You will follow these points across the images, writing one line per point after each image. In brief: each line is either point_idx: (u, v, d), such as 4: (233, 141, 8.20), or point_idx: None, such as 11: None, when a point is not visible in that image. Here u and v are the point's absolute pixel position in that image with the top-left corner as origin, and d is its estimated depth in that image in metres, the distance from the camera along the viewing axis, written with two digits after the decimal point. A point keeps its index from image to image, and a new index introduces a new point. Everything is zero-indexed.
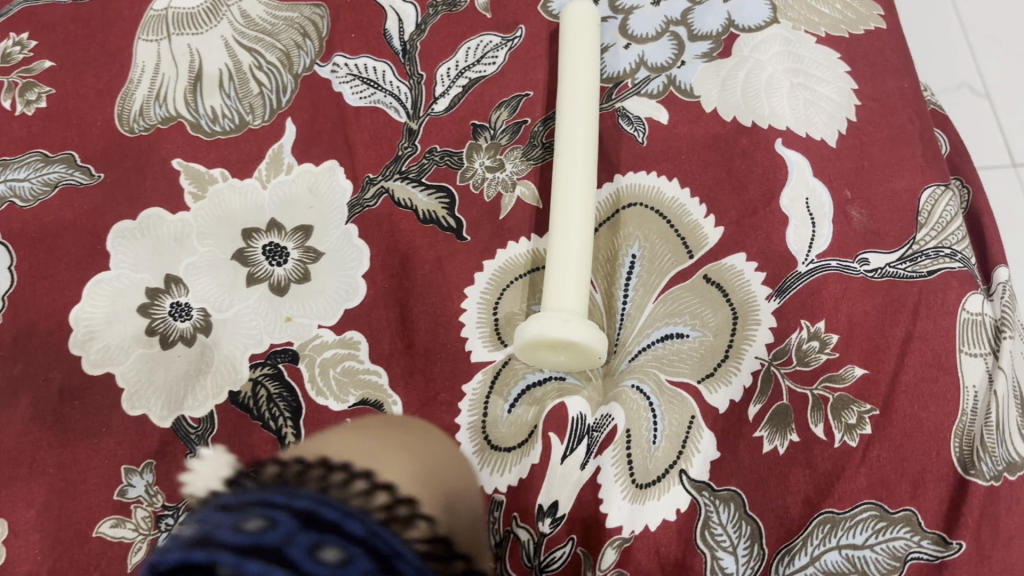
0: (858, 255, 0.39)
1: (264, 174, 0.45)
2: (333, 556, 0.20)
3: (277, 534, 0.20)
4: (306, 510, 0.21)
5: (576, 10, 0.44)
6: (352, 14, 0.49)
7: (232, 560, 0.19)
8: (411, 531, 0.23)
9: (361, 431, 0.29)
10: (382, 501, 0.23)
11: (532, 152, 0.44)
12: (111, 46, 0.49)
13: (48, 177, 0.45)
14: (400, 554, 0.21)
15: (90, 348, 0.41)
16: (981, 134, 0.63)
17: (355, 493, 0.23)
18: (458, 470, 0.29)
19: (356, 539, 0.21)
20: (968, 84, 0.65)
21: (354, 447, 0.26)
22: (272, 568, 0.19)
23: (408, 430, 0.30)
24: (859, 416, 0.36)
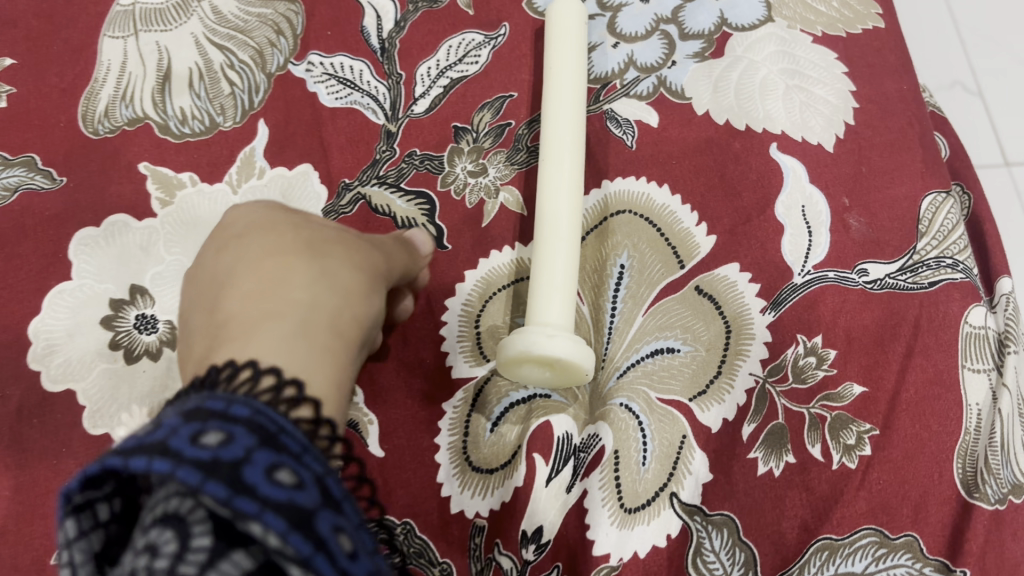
0: (857, 266, 0.38)
1: (234, 178, 0.43)
2: (216, 440, 0.20)
3: (162, 431, 0.20)
4: (192, 406, 0.21)
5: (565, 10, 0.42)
6: (329, 10, 0.46)
7: (118, 462, 0.19)
8: (299, 411, 0.23)
9: (244, 277, 0.28)
10: (266, 386, 0.23)
11: (515, 156, 0.42)
12: (75, 42, 0.46)
13: (7, 181, 0.42)
14: (287, 431, 0.21)
15: (50, 363, 0.39)
16: (975, 133, 0.62)
17: (239, 382, 0.23)
18: (346, 284, 0.29)
19: (241, 420, 0.21)
20: (962, 82, 0.63)
21: (237, 325, 0.26)
22: (156, 460, 0.19)
23: (290, 248, 0.29)
24: (858, 437, 0.34)
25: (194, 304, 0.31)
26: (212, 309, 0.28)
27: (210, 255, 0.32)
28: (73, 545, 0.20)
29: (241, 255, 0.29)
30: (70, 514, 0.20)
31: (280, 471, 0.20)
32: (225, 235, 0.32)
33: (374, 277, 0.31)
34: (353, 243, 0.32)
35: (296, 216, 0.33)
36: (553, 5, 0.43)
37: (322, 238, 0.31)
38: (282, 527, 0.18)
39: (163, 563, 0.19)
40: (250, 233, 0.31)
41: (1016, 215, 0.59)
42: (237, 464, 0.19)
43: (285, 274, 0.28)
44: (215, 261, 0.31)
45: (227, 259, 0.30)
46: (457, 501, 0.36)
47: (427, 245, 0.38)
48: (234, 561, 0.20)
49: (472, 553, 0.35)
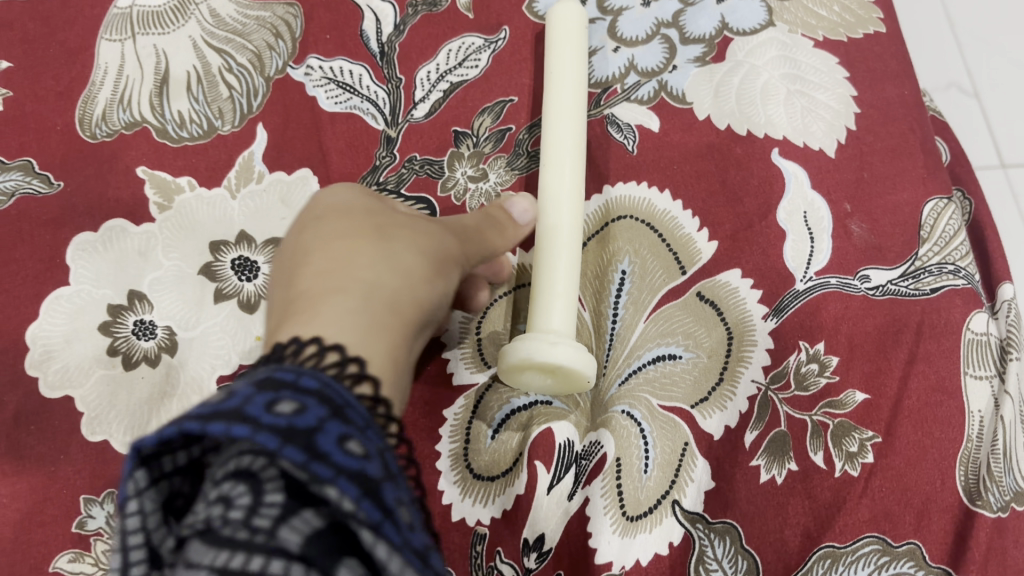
0: (858, 272, 0.37)
1: (233, 183, 0.42)
2: (290, 408, 0.20)
3: (235, 399, 0.20)
4: (259, 377, 0.21)
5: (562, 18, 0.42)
6: (327, 12, 0.46)
7: (196, 427, 0.19)
8: (359, 388, 0.23)
9: (313, 255, 0.28)
10: (331, 360, 0.23)
11: (516, 161, 0.42)
12: (72, 45, 0.46)
13: (4, 186, 0.42)
14: (352, 404, 0.22)
15: (48, 369, 0.39)
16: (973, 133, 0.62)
17: (305, 356, 0.23)
18: (411, 265, 0.28)
19: (311, 391, 0.21)
20: (958, 83, 0.63)
21: (304, 300, 0.26)
22: (235, 425, 0.19)
23: (361, 232, 0.29)
24: (861, 444, 0.34)
25: (274, 280, 0.31)
26: (284, 286, 0.28)
27: (290, 233, 0.32)
28: (142, 495, 0.20)
29: (315, 236, 0.29)
30: (139, 465, 0.20)
31: (350, 441, 0.20)
32: (302, 215, 0.33)
33: (444, 261, 0.31)
34: (427, 227, 0.32)
35: (371, 199, 0.33)
36: (553, 10, 0.43)
37: (396, 221, 0.31)
38: (355, 493, 0.19)
39: (238, 515, 0.19)
40: (327, 214, 0.31)
41: (1011, 217, 0.59)
42: (311, 432, 0.19)
43: (346, 249, 0.28)
44: (292, 240, 0.31)
45: (304, 236, 0.30)
46: (457, 509, 0.36)
47: (527, 216, 0.38)
48: (304, 519, 0.20)
49: (473, 562, 0.35)
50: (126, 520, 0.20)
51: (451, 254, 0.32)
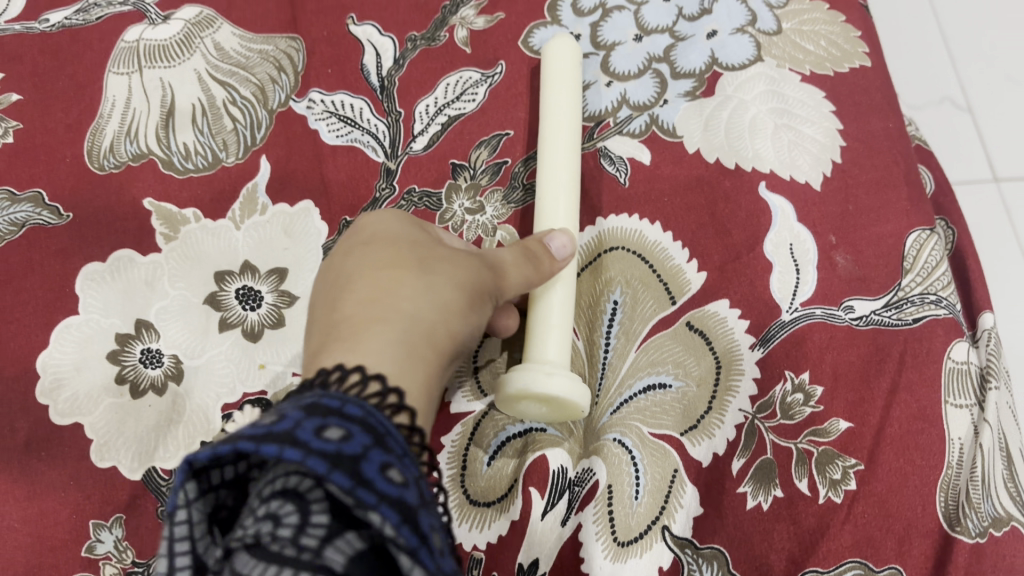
0: (843, 303, 0.39)
1: (237, 215, 0.44)
2: (338, 434, 0.21)
3: (286, 422, 0.21)
4: (308, 401, 0.23)
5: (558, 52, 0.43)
6: (329, 47, 0.48)
7: (249, 447, 0.20)
8: (398, 418, 0.24)
9: (358, 281, 0.29)
10: (373, 390, 0.24)
11: (512, 194, 0.43)
12: (80, 78, 0.47)
13: (15, 217, 0.43)
14: (393, 432, 0.23)
15: (58, 397, 0.40)
16: (964, 151, 0.63)
17: (348, 385, 0.24)
18: (449, 300, 0.30)
19: (356, 418, 0.22)
20: (951, 98, 0.65)
21: (347, 326, 0.27)
22: (287, 449, 0.20)
23: (405, 262, 0.30)
24: (844, 471, 0.35)
25: (316, 299, 0.32)
26: (328, 305, 0.30)
27: (335, 255, 0.33)
28: (191, 505, 0.22)
29: (361, 262, 0.31)
30: (190, 478, 0.22)
31: (392, 469, 0.21)
32: (348, 239, 0.34)
33: (481, 292, 0.32)
34: (466, 258, 0.33)
35: (414, 227, 0.34)
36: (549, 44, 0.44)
37: (437, 252, 0.32)
38: (397, 520, 0.20)
39: (287, 533, 0.22)
40: (372, 240, 0.32)
41: (1002, 237, 0.60)
42: (357, 459, 0.21)
43: (388, 280, 0.29)
44: (337, 262, 0.32)
45: (349, 261, 0.31)
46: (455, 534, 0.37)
47: (565, 252, 0.37)
48: (348, 540, 0.22)
49: None
50: (174, 528, 0.22)
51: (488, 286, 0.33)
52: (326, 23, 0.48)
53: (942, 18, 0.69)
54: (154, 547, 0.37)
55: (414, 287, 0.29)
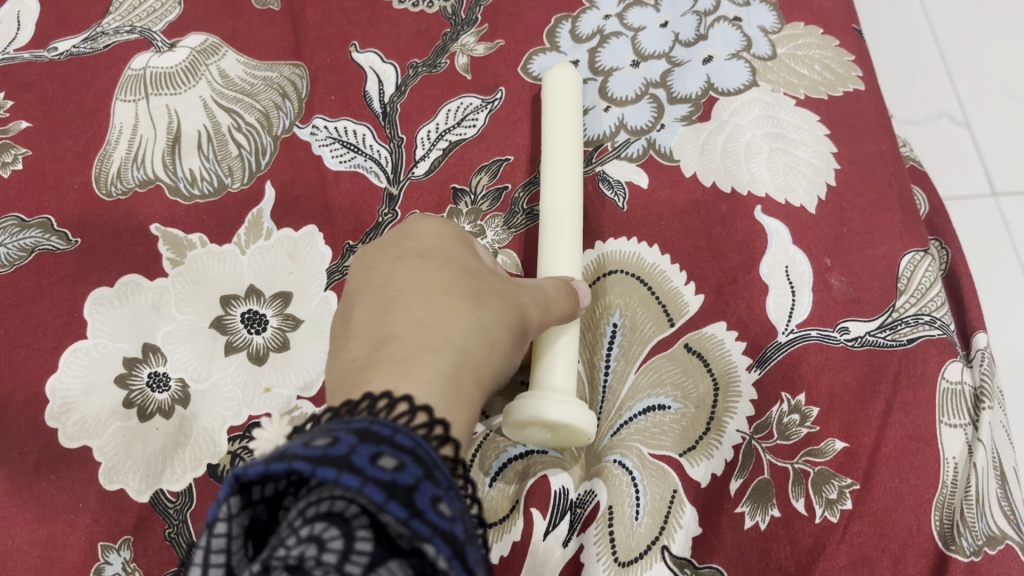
0: (838, 324, 0.39)
1: (243, 240, 0.44)
2: (391, 464, 0.20)
3: (341, 447, 0.20)
4: (358, 426, 0.22)
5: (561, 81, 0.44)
6: (332, 74, 0.48)
7: (307, 468, 0.19)
8: (443, 449, 0.23)
9: (410, 298, 0.28)
10: (421, 421, 0.23)
11: (513, 219, 0.44)
12: (87, 106, 0.48)
13: (24, 243, 0.44)
14: (440, 464, 0.22)
15: (67, 420, 0.41)
16: (963, 165, 0.64)
17: (397, 413, 0.23)
18: (496, 338, 0.29)
19: (406, 448, 0.21)
20: (949, 112, 0.66)
21: (396, 348, 0.26)
22: (345, 474, 0.20)
23: (459, 290, 0.29)
24: (840, 491, 0.36)
25: (353, 300, 0.30)
26: (374, 315, 0.28)
27: (378, 257, 0.32)
28: (232, 519, 0.21)
29: (413, 276, 0.29)
30: (235, 492, 0.20)
31: (443, 502, 0.21)
32: (393, 244, 0.32)
33: (522, 324, 0.31)
34: (510, 287, 0.32)
35: (462, 243, 0.33)
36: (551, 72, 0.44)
37: (487, 279, 0.31)
38: (450, 553, 0.20)
39: (332, 558, 0.20)
40: (425, 252, 0.31)
41: (1000, 251, 0.61)
42: (412, 489, 0.20)
43: (443, 306, 0.28)
44: (385, 265, 0.31)
45: (399, 270, 0.30)
46: None
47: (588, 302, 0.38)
48: (390, 570, 0.20)
49: None
50: (210, 540, 0.20)
51: (528, 313, 0.32)
52: (329, 51, 0.49)
53: (939, 36, 0.70)
54: (161, 567, 0.38)
55: (466, 319, 0.28)
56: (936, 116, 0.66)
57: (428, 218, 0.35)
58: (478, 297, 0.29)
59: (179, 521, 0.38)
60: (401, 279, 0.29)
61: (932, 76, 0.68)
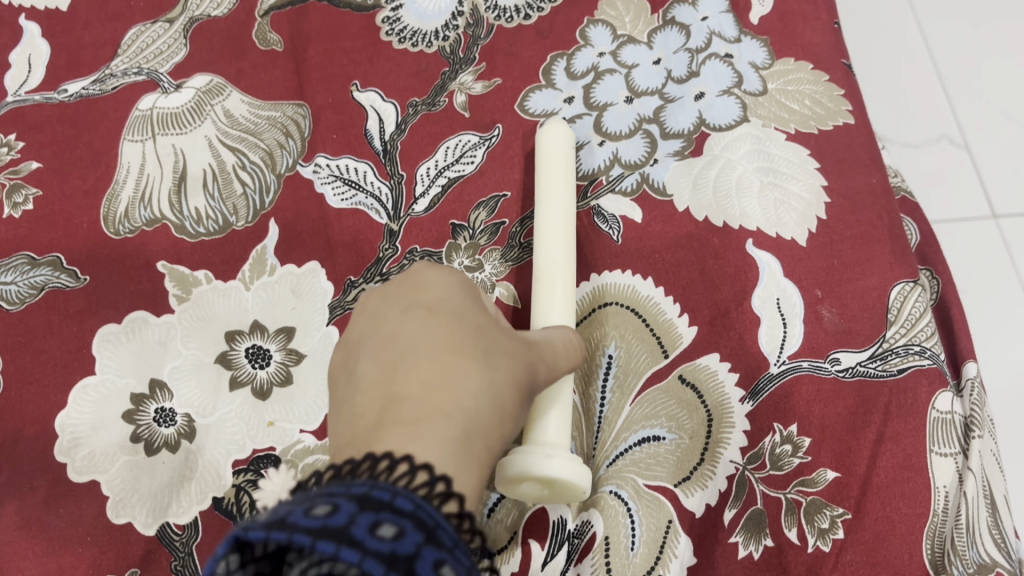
0: (829, 355, 0.40)
1: (247, 276, 0.45)
2: (390, 532, 0.21)
3: (342, 516, 0.21)
4: (359, 489, 0.23)
5: (555, 134, 0.45)
6: (334, 113, 0.50)
7: (306, 541, 0.20)
8: (447, 506, 0.24)
9: (419, 356, 0.28)
10: (421, 479, 0.24)
11: (510, 253, 0.45)
12: (96, 145, 0.49)
13: (34, 281, 0.45)
14: (442, 523, 0.23)
15: (76, 455, 0.42)
16: (964, 187, 0.65)
17: (396, 475, 0.24)
18: (506, 397, 0.29)
19: (407, 512, 0.22)
20: (950, 136, 0.68)
21: (407, 411, 0.26)
22: (345, 548, 0.20)
23: (468, 347, 0.29)
24: (832, 520, 0.37)
25: (360, 349, 0.31)
26: (384, 370, 0.28)
27: (384, 306, 0.32)
28: None
29: (421, 330, 0.29)
30: (234, 551, 0.21)
31: (442, 567, 0.22)
32: (399, 290, 0.32)
33: (530, 376, 0.32)
34: (516, 339, 0.32)
35: (468, 290, 0.33)
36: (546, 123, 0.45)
37: (494, 331, 0.31)
38: None
39: None
40: (434, 302, 0.31)
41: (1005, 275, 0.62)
42: (412, 559, 0.21)
43: (453, 367, 0.28)
44: (392, 314, 0.31)
45: (406, 321, 0.30)
46: None
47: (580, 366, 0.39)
48: None
49: None
50: None
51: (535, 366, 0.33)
52: (331, 89, 0.51)
53: (939, 62, 0.71)
54: None
55: (476, 380, 0.28)
56: (935, 138, 0.68)
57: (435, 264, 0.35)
58: (488, 353, 0.29)
59: (185, 554, 0.40)
60: (409, 332, 0.29)
61: (931, 99, 0.69)
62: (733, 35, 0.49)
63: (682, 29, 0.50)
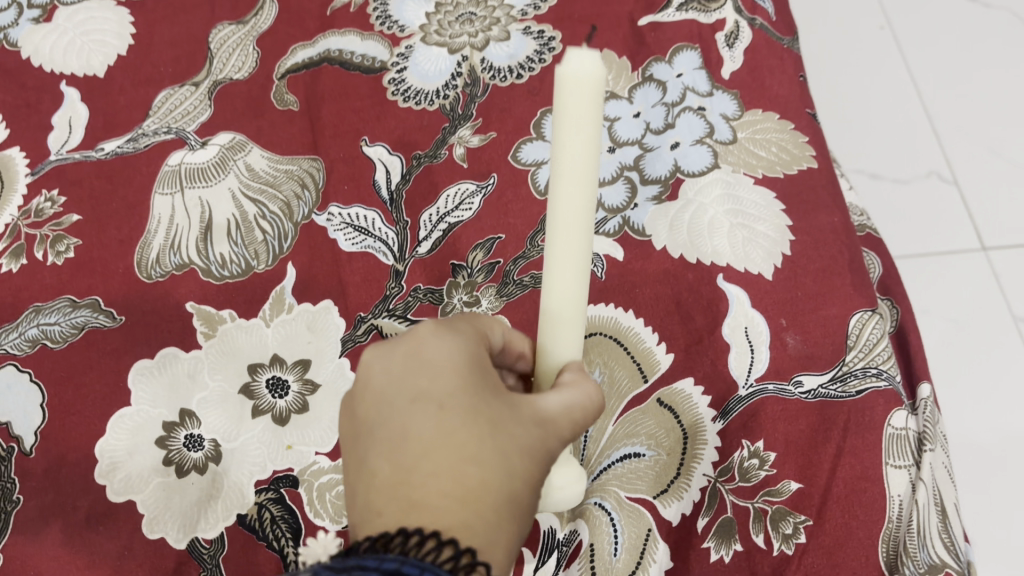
0: (793, 378, 0.44)
1: (267, 314, 0.50)
2: None
3: None
4: (391, 565, 0.24)
5: (575, 102, 0.30)
6: (345, 166, 0.55)
7: None
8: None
9: (433, 454, 0.28)
10: (448, 555, 0.26)
11: (504, 289, 0.50)
12: (131, 199, 0.54)
13: (76, 321, 0.50)
14: None
15: (113, 477, 0.46)
16: (955, 219, 0.85)
17: (425, 551, 0.26)
18: (523, 485, 0.29)
19: None
20: (939, 173, 0.89)
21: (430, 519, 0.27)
22: None
23: (482, 444, 0.29)
24: (795, 526, 0.41)
25: (370, 437, 0.30)
26: (399, 472, 0.28)
27: (390, 382, 0.31)
28: None
29: (432, 421, 0.29)
30: None
31: None
32: (405, 371, 0.31)
33: (550, 442, 0.31)
34: (534, 410, 0.31)
35: (478, 365, 0.31)
36: (566, 72, 0.30)
37: (508, 410, 0.30)
38: None
39: None
40: (441, 384, 0.30)
41: (992, 296, 0.80)
42: None
43: (470, 463, 0.28)
44: (400, 400, 0.30)
45: (415, 412, 0.29)
46: None
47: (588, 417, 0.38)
48: None
49: None
50: None
51: (558, 429, 0.32)
52: (342, 145, 0.56)
53: (935, 117, 0.94)
54: None
55: (492, 474, 0.28)
56: (926, 176, 0.89)
57: (439, 322, 0.33)
58: (503, 435, 0.29)
59: (213, 565, 0.44)
60: (419, 421, 0.29)
61: (926, 144, 0.92)
62: (706, 90, 0.54)
63: (659, 85, 0.55)
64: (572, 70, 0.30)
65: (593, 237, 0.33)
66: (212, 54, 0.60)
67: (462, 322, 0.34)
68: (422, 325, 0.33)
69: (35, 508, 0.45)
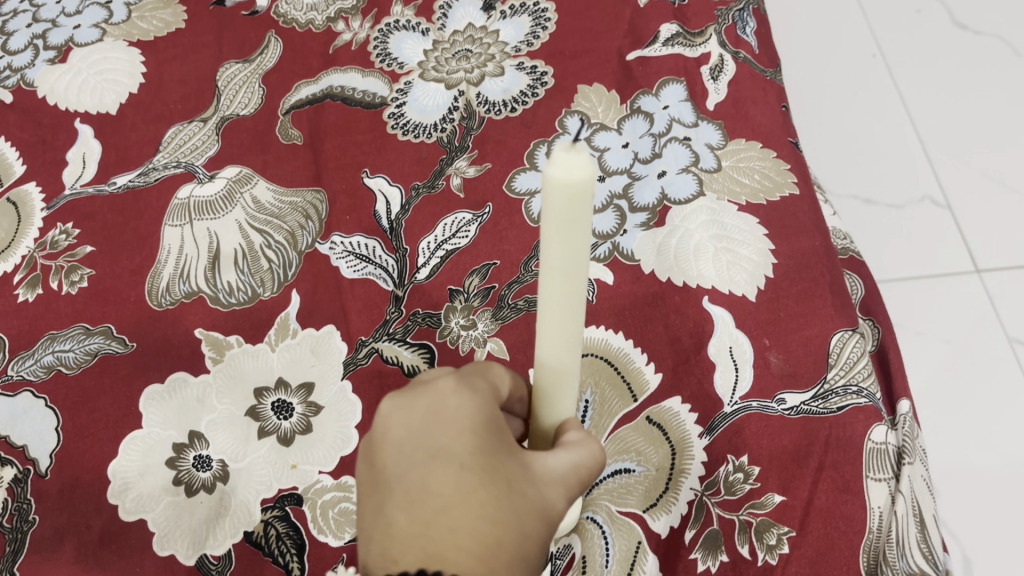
0: (776, 396, 0.46)
1: (273, 339, 0.52)
2: None
3: None
4: None
5: (562, 207, 0.28)
6: (347, 197, 0.57)
7: None
8: None
9: (452, 511, 0.29)
10: None
11: (499, 312, 0.52)
12: (142, 231, 0.57)
13: (89, 348, 0.52)
14: None
15: (125, 497, 0.48)
16: (949, 242, 0.87)
17: None
18: (533, 539, 0.31)
19: None
20: (932, 198, 0.91)
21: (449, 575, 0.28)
22: None
23: (498, 503, 0.30)
24: (778, 537, 0.42)
25: (388, 484, 0.31)
26: (418, 524, 0.29)
27: (409, 435, 0.31)
28: None
29: (451, 479, 0.30)
30: None
31: None
32: (425, 426, 0.31)
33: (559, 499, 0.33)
34: (544, 468, 0.33)
35: (493, 423, 0.32)
36: (551, 177, 0.28)
37: (521, 469, 0.32)
38: None
39: None
40: (460, 443, 0.31)
41: (987, 318, 0.81)
42: None
43: (487, 521, 0.29)
44: (419, 455, 0.31)
45: (435, 468, 0.30)
46: None
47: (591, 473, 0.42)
48: None
49: None
50: None
51: (567, 486, 0.33)
52: (344, 177, 0.58)
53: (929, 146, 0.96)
54: None
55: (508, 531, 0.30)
56: (919, 200, 0.91)
57: (458, 377, 0.34)
58: (517, 493, 0.31)
59: None
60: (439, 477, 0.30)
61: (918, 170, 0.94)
62: (692, 120, 0.57)
63: (647, 117, 0.57)
64: (558, 173, 0.28)
65: (583, 308, 0.33)
66: (220, 92, 0.63)
67: (478, 379, 0.35)
68: (442, 381, 0.33)
69: (50, 527, 0.47)
